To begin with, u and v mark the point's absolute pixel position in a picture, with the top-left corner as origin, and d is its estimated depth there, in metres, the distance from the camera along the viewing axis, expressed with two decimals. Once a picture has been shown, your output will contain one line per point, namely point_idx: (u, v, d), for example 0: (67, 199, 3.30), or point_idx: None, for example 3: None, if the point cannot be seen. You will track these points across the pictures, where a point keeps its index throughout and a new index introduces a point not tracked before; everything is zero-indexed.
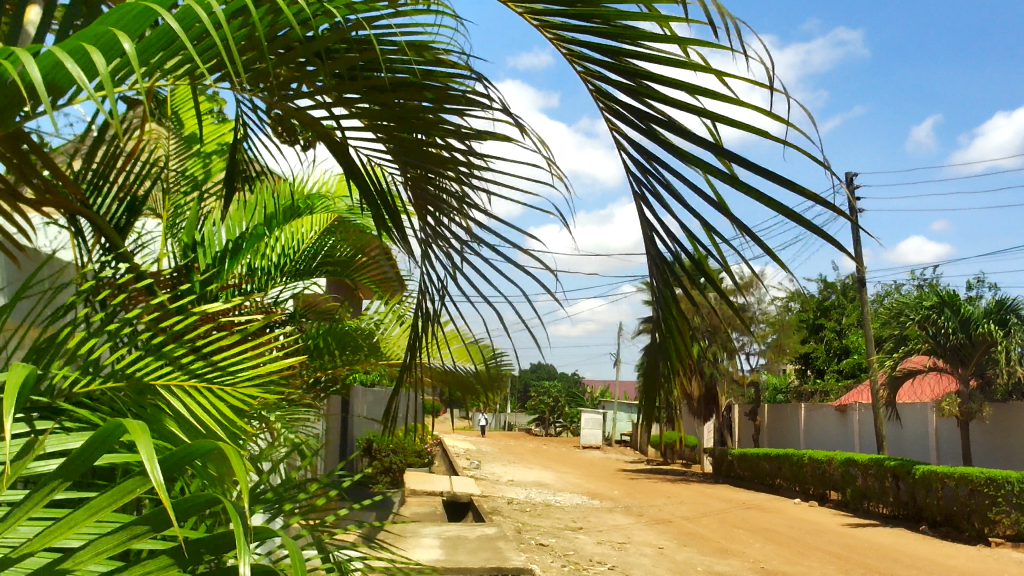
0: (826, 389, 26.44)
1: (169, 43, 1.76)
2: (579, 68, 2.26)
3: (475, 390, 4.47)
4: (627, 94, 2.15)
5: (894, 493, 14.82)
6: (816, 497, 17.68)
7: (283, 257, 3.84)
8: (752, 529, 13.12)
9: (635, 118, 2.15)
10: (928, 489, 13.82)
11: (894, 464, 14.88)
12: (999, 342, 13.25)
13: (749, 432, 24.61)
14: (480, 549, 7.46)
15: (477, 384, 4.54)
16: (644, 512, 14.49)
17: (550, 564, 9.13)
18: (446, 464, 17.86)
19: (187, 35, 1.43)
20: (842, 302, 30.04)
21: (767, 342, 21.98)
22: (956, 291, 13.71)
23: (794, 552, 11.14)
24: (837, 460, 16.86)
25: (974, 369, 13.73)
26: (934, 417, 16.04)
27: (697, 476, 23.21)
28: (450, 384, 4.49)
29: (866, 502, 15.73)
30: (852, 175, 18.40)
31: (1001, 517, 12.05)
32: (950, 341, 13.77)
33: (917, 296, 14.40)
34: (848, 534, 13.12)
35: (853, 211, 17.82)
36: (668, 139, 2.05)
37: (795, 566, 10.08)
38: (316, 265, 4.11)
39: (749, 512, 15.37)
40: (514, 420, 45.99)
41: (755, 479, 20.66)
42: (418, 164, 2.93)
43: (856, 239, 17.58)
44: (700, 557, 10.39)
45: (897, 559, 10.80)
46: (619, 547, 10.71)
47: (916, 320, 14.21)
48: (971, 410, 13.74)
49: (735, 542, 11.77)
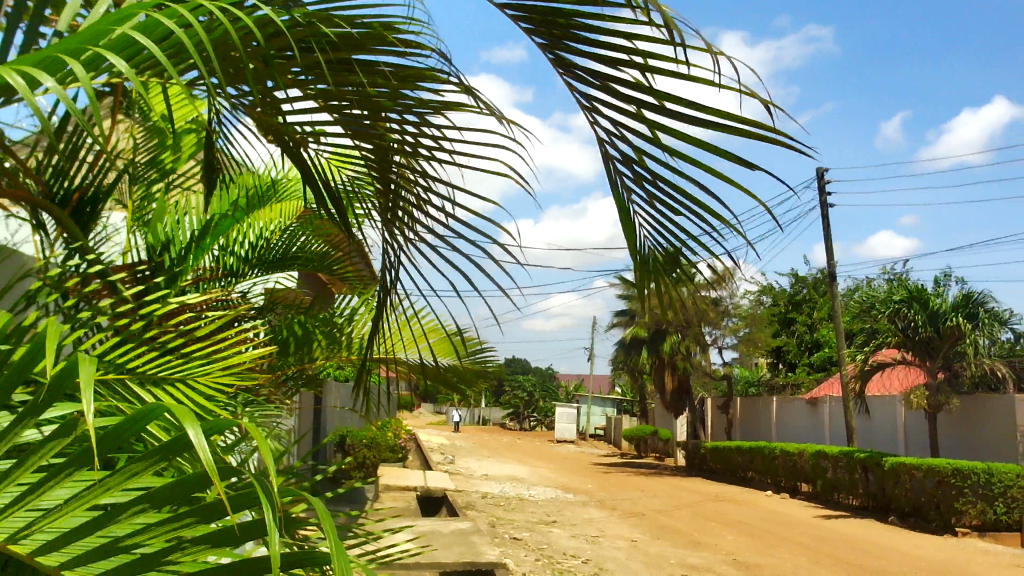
0: (798, 382, 26.74)
1: (139, 46, 1.73)
2: (542, 43, 2.27)
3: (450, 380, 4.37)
4: (598, 71, 2.20)
5: (864, 484, 15.03)
6: (788, 489, 17.88)
7: (251, 251, 3.76)
8: (724, 521, 13.21)
9: (597, 84, 2.23)
10: (896, 480, 14.02)
11: (863, 456, 15.07)
12: (967, 335, 13.45)
13: (722, 425, 24.81)
14: (454, 544, 7.45)
15: (456, 378, 4.53)
16: (618, 506, 14.53)
17: (523, 558, 9.12)
18: (421, 458, 17.84)
19: (163, 56, 1.41)
20: (813, 296, 30.52)
21: (739, 337, 22.18)
22: (924, 286, 13.86)
23: (766, 543, 11.24)
24: (808, 453, 17.05)
25: (942, 362, 13.92)
26: (903, 410, 16.22)
27: (670, 469, 23.36)
28: (428, 377, 4.47)
29: (837, 494, 15.96)
30: (823, 168, 18.56)
31: (967, 507, 12.23)
32: (919, 335, 13.95)
33: (888, 290, 14.52)
34: (817, 525, 13.26)
35: (824, 206, 17.99)
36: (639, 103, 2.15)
37: (766, 557, 10.17)
38: (286, 259, 4.01)
39: (721, 505, 15.48)
40: (488, 415, 46.09)
41: (728, 472, 20.86)
42: (388, 144, 2.89)
43: (828, 234, 17.76)
44: (673, 549, 10.45)
45: (867, 550, 10.94)
46: (593, 541, 10.73)
47: (886, 314, 14.34)
48: (939, 403, 13.91)
49: (707, 534, 11.85)
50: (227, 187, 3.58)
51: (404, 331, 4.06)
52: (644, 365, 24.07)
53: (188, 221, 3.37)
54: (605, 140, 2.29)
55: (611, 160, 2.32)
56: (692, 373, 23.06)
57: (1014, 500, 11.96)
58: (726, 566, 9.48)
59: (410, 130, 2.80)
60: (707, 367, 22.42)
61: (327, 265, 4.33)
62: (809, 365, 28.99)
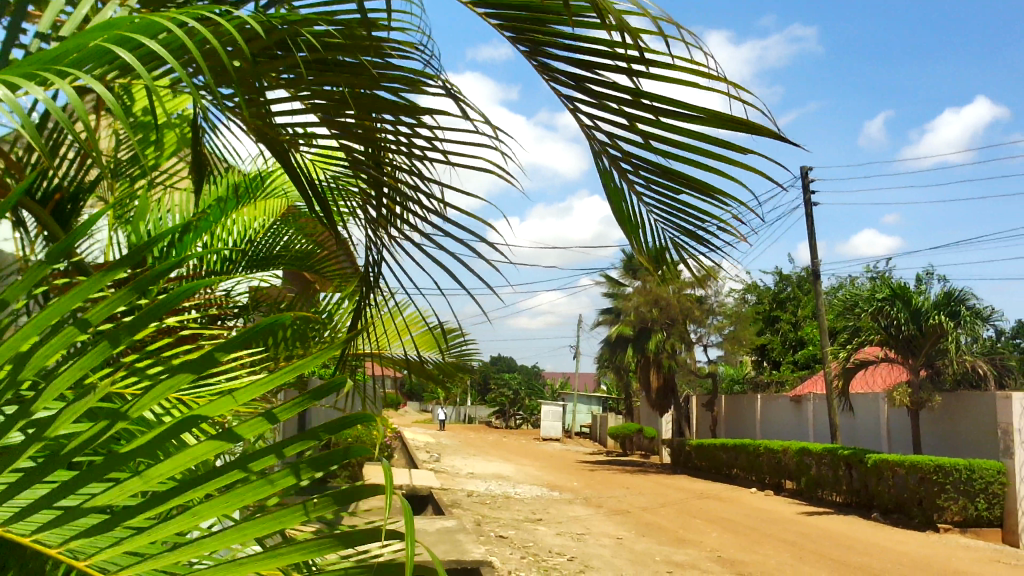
0: (782, 380, 26.87)
1: (114, 56, 1.72)
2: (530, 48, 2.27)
3: (434, 375, 4.39)
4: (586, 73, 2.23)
5: (847, 481, 15.14)
6: (772, 486, 17.99)
7: (235, 251, 3.76)
8: (709, 518, 13.26)
9: (573, 85, 2.26)
10: (880, 477, 14.13)
11: (847, 453, 15.16)
12: (949, 332, 13.56)
13: (707, 423, 24.89)
14: (439, 542, 7.45)
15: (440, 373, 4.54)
16: (603, 504, 14.56)
17: (508, 556, 9.11)
18: (406, 457, 17.80)
19: (141, 67, 1.47)
20: (798, 295, 30.67)
21: (724, 335, 22.26)
22: (907, 284, 13.97)
23: (750, 540, 11.30)
24: (792, 450, 17.15)
25: (924, 359, 14.05)
26: (886, 408, 16.32)
27: (655, 467, 23.43)
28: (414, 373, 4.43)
29: (820, 491, 16.07)
30: (807, 167, 18.66)
31: (948, 504, 12.32)
32: (902, 333, 14.05)
33: (871, 288, 14.62)
34: (800, 521, 13.35)
35: (808, 205, 18.09)
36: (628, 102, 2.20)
37: (750, 554, 10.22)
38: (272, 258, 3.99)
39: (706, 502, 15.54)
40: (474, 414, 46.06)
41: (713, 469, 20.94)
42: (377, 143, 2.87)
43: (812, 232, 17.86)
44: (658, 547, 10.48)
45: (849, 546, 11.01)
46: (578, 538, 10.74)
47: (869, 312, 14.44)
48: (921, 400, 14.03)
49: (692, 531, 11.90)
50: (212, 186, 3.54)
51: (389, 326, 4.07)
52: (630, 363, 24.13)
53: (171, 221, 3.36)
54: (591, 135, 2.34)
55: (599, 153, 2.38)
56: (677, 371, 23.14)
57: (995, 496, 12.07)
58: (709, 562, 9.51)
59: (402, 128, 2.78)
60: (692, 365, 22.50)
61: (314, 265, 4.30)
62: (794, 363, 29.15)
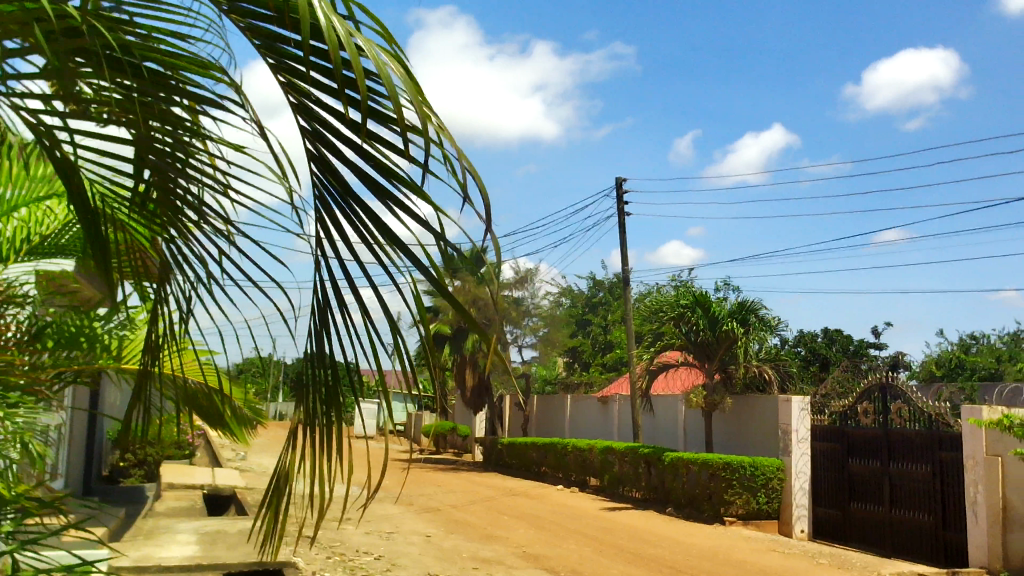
0: (591, 378, 28.09)
1: None
2: (281, 82, 2.30)
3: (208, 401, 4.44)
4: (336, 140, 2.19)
5: (646, 478, 16.07)
6: (578, 483, 18.75)
7: (18, 238, 3.63)
8: (516, 515, 13.63)
9: (317, 135, 2.26)
10: (675, 474, 15.07)
11: (646, 451, 16.05)
12: (740, 339, 14.68)
13: (519, 422, 25.47)
14: (239, 548, 7.36)
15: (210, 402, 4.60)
16: (414, 501, 14.60)
17: (313, 556, 9.00)
18: (210, 456, 17.06)
19: None
20: (609, 299, 32.95)
21: (539, 336, 22.99)
22: (707, 292, 14.94)
23: (553, 535, 11.76)
24: (597, 449, 17.97)
25: (718, 363, 15.13)
26: (683, 409, 17.39)
27: (467, 465, 23.77)
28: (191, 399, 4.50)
29: (621, 487, 16.94)
30: (621, 178, 19.62)
31: (734, 498, 13.34)
32: (699, 338, 15.06)
33: (674, 295, 15.49)
34: (602, 517, 13.98)
35: (621, 213, 19.03)
36: (340, 199, 2.17)
37: (553, 548, 10.62)
38: (65, 249, 3.81)
39: (515, 499, 15.96)
40: None
41: (522, 467, 21.45)
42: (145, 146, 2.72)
43: (624, 239, 18.79)
44: (466, 543, 10.66)
45: (645, 539, 11.71)
46: (386, 536, 10.74)
47: (671, 318, 15.32)
48: (714, 402, 15.13)
49: (499, 527, 12.19)
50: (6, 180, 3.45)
51: (176, 354, 4.05)
52: (447, 362, 24.31)
53: None
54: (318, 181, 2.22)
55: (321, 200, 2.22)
56: (491, 370, 23.60)
57: (773, 490, 13.17)
58: (514, 557, 9.78)
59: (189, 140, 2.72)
60: (507, 365, 22.96)
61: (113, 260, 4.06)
62: (602, 364, 30.51)
